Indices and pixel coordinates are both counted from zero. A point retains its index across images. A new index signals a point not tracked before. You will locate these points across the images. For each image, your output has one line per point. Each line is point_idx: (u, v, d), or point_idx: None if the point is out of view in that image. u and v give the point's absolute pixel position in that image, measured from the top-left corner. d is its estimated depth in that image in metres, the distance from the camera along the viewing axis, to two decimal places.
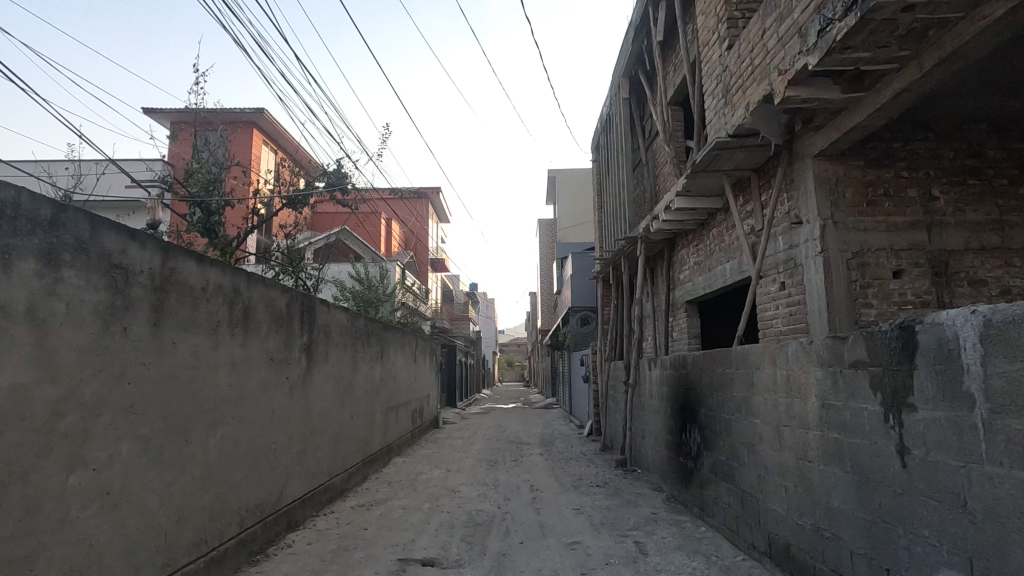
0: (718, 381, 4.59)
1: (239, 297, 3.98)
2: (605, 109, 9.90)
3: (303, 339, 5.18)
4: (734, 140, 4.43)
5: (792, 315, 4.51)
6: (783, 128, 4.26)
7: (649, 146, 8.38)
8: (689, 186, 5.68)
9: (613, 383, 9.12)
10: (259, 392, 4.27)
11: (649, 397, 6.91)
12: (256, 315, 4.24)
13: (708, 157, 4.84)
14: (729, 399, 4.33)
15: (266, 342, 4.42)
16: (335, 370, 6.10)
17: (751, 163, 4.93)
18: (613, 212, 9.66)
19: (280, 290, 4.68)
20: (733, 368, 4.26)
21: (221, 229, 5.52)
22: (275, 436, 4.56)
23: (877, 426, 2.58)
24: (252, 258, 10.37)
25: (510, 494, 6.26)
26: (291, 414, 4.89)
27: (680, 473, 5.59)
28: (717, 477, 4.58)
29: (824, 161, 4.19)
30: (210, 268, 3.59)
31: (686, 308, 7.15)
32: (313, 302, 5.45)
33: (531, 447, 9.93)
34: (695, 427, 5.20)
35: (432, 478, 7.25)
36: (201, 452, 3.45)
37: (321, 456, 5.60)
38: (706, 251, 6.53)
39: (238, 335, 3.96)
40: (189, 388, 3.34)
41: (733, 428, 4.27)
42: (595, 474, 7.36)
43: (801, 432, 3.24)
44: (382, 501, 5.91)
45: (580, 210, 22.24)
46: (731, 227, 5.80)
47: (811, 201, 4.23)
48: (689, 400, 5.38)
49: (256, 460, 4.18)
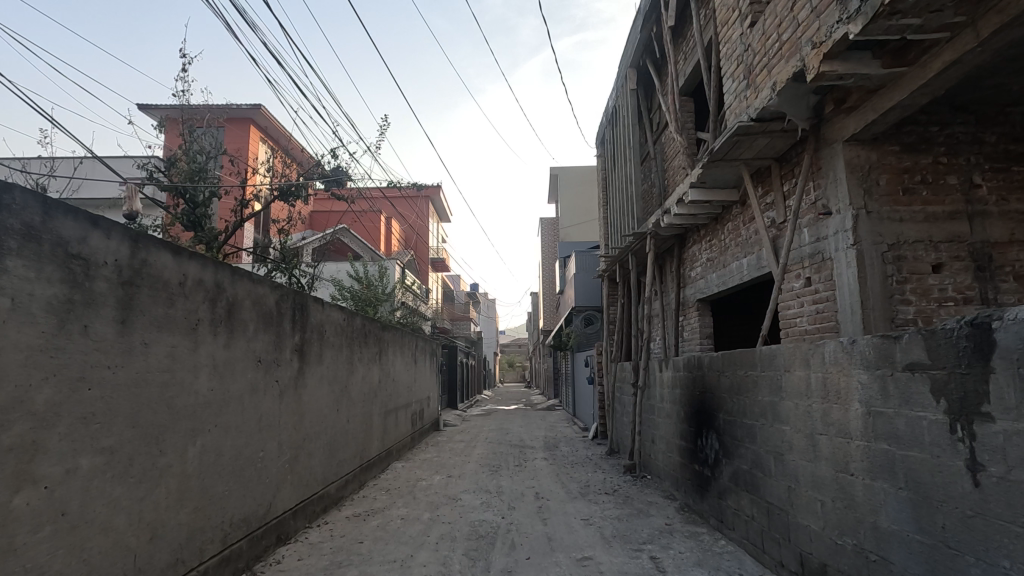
0: (739, 384, 4.26)
1: (223, 293, 3.66)
2: (612, 102, 9.59)
3: (294, 339, 4.86)
4: (758, 125, 4.12)
5: (819, 313, 4.19)
6: (811, 111, 3.95)
7: (659, 138, 8.09)
8: (704, 178, 5.38)
9: (620, 384, 8.81)
10: (245, 397, 3.96)
11: (660, 400, 6.58)
12: (242, 313, 3.92)
13: (728, 144, 4.52)
14: (753, 405, 4.00)
15: (254, 342, 4.10)
16: (329, 372, 5.78)
17: (773, 151, 4.62)
18: (620, 208, 9.35)
19: (269, 288, 4.37)
20: (757, 370, 3.94)
21: (209, 222, 5.17)
22: (265, 444, 4.25)
23: (939, 438, 2.26)
24: (246, 255, 10.05)
25: (515, 502, 5.94)
26: (281, 419, 4.58)
27: (695, 481, 5.26)
28: (738, 488, 4.26)
29: (856, 146, 3.88)
30: (189, 262, 3.28)
31: (698, 306, 6.83)
32: (306, 299, 5.13)
33: (535, 450, 9.61)
34: (712, 432, 4.87)
35: (432, 484, 6.93)
36: (178, 464, 3.14)
37: (314, 464, 5.27)
38: (721, 247, 6.21)
39: (222, 335, 3.65)
40: (164, 394, 3.03)
41: (757, 435, 3.95)
42: (603, 480, 7.03)
43: (841, 442, 2.92)
44: (379, 511, 5.59)
45: (582, 208, 21.91)
46: (748, 220, 5.49)
47: (843, 189, 3.91)
48: (705, 403, 5.05)
49: (242, 470, 3.87)
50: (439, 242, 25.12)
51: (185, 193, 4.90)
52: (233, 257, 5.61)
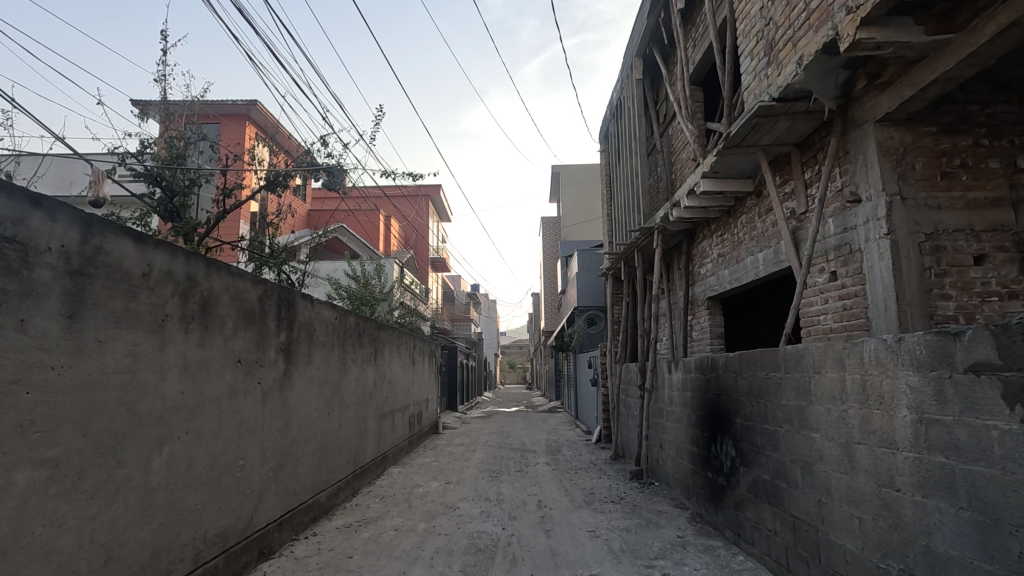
0: (760, 386, 3.93)
1: (195, 287, 3.33)
2: (616, 94, 9.27)
3: (279, 339, 4.52)
4: (781, 105, 3.79)
5: (845, 310, 3.87)
6: (839, 89, 3.63)
7: (666, 130, 7.78)
8: (718, 166, 5.05)
9: (626, 386, 8.47)
10: (223, 400, 3.63)
11: (669, 403, 6.24)
12: (219, 309, 3.59)
13: (746, 128, 4.19)
14: (776, 409, 3.67)
15: (233, 340, 3.77)
16: (319, 373, 5.43)
17: (795, 135, 4.28)
18: (624, 204, 9.02)
19: (251, 282, 4.03)
20: (781, 371, 3.61)
21: (188, 212, 4.83)
22: (246, 451, 3.93)
23: (1012, 451, 1.94)
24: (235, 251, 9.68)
25: (516, 511, 5.60)
26: (265, 425, 4.25)
27: (709, 490, 4.93)
28: (758, 500, 3.93)
29: (889, 127, 3.56)
30: (155, 251, 2.96)
31: (709, 305, 6.51)
32: (292, 295, 4.79)
33: (536, 454, 9.27)
34: (727, 438, 4.54)
35: (429, 491, 6.59)
36: (141, 476, 2.82)
37: (302, 472, 4.94)
38: (734, 241, 5.87)
39: (195, 332, 3.33)
40: (123, 398, 2.71)
41: (780, 443, 3.61)
42: (608, 487, 6.69)
43: (885, 453, 2.58)
44: (373, 521, 5.26)
45: (584, 207, 21.56)
46: (764, 212, 5.17)
47: (874, 174, 3.58)
48: (720, 407, 4.72)
49: (219, 481, 3.55)
50: (439, 242, 24.79)
51: (161, 179, 4.56)
52: (216, 251, 5.26)
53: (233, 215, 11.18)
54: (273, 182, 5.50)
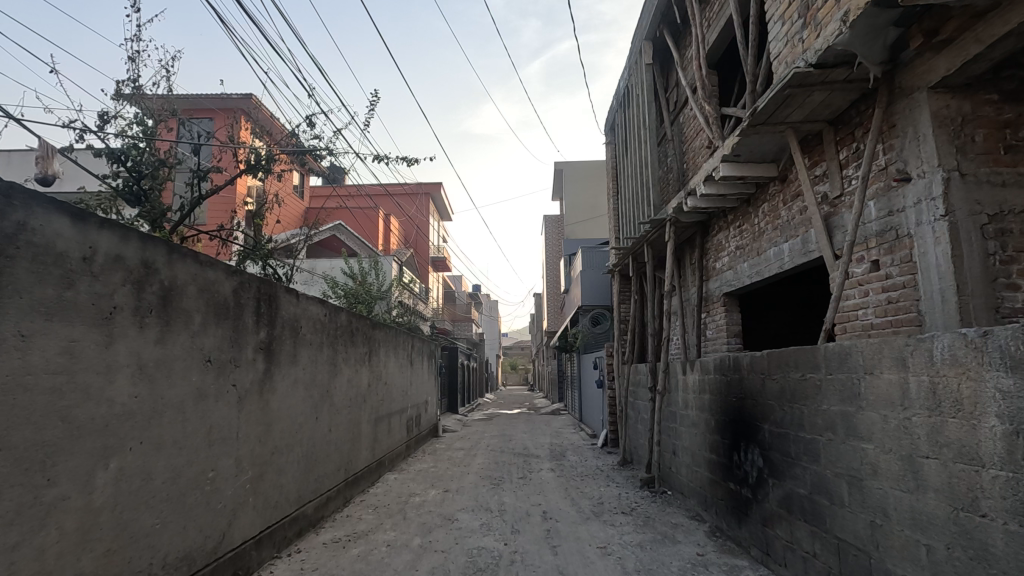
0: (794, 389, 3.49)
1: (154, 275, 2.91)
2: (622, 82, 8.87)
3: (259, 336, 4.10)
4: (818, 73, 3.37)
5: (890, 302, 3.44)
6: (888, 53, 3.21)
7: (677, 117, 7.44)
8: (740, 148, 4.62)
9: (635, 388, 8.04)
10: (189, 405, 3.21)
11: (684, 407, 5.82)
12: (184, 301, 3.18)
13: (776, 101, 3.78)
14: (814, 416, 3.24)
15: (201, 337, 3.35)
16: (305, 375, 5.01)
17: (829, 110, 3.87)
18: (632, 196, 8.59)
19: (224, 272, 3.62)
20: (822, 372, 3.17)
21: (158, 197, 4.36)
22: (219, 462, 3.51)
23: None
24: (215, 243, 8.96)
25: (518, 524, 5.17)
26: (242, 432, 3.82)
27: (731, 502, 4.50)
28: (792, 518, 3.49)
29: (945, 94, 3.14)
30: (100, 232, 2.54)
31: (726, 301, 6.10)
32: (273, 288, 4.37)
33: (540, 460, 8.84)
34: (753, 446, 4.11)
35: (427, 500, 6.16)
36: (80, 495, 2.40)
37: (286, 483, 4.52)
38: (754, 232, 5.45)
39: (154, 328, 2.91)
40: (56, 403, 2.29)
41: (821, 453, 3.18)
42: (617, 496, 6.26)
43: (964, 471, 2.16)
44: (363, 535, 4.84)
45: (587, 204, 21.13)
46: (790, 198, 4.74)
47: (928, 148, 3.15)
48: (744, 411, 4.29)
49: (183, 497, 3.13)
50: (439, 241, 24.32)
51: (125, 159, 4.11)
52: (190, 240, 4.80)
53: (227, 192, 10.94)
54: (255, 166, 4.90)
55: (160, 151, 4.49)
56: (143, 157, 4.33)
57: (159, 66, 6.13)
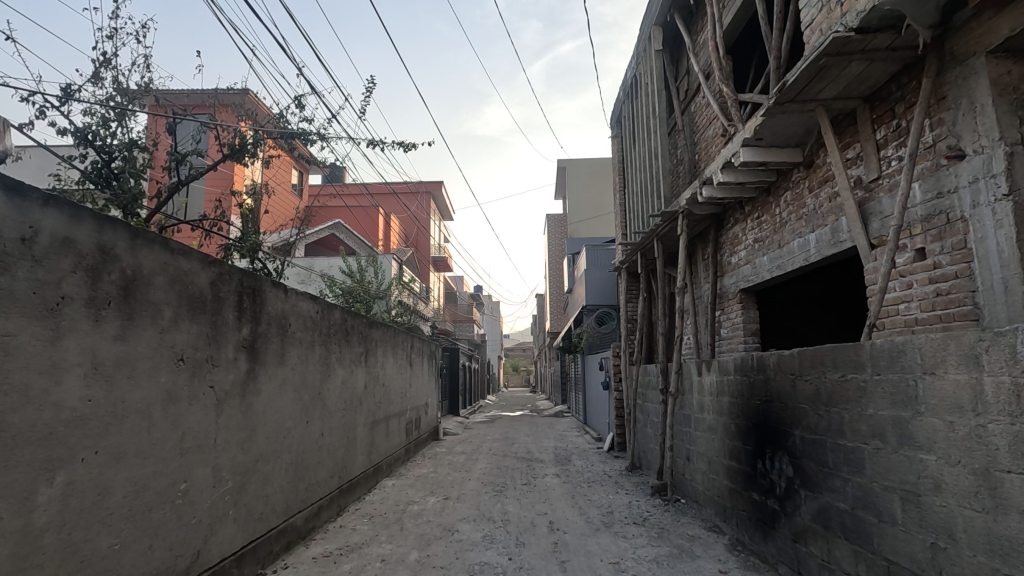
0: (832, 391, 3.13)
1: (113, 261, 2.57)
2: (630, 71, 8.54)
3: (241, 333, 3.76)
4: (859, 39, 3.05)
5: (940, 295, 3.08)
6: (941, 14, 2.86)
7: (689, 106, 7.12)
8: (763, 131, 4.28)
9: (644, 390, 7.69)
10: (157, 409, 2.87)
11: (699, 410, 5.46)
12: (152, 293, 2.85)
13: (808, 74, 3.44)
14: (858, 422, 2.89)
15: (173, 333, 3.01)
16: (294, 376, 4.66)
17: (866, 84, 3.53)
18: (640, 190, 8.23)
19: (200, 262, 3.28)
20: (868, 372, 2.81)
21: (129, 180, 4.04)
22: (193, 472, 3.17)
23: None
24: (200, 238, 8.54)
25: (523, 536, 4.82)
26: (221, 438, 3.48)
27: (755, 514, 4.15)
28: (830, 535, 3.14)
29: (1005, 59, 2.79)
30: (43, 210, 2.21)
31: (742, 298, 5.76)
32: (257, 281, 4.03)
33: (544, 465, 8.48)
34: (781, 453, 3.76)
35: (425, 509, 5.80)
36: (17, 515, 2.06)
37: (272, 493, 4.18)
38: (775, 223, 5.10)
39: (113, 322, 2.57)
40: None
41: (867, 464, 2.82)
42: (627, 505, 5.90)
43: None
44: (356, 549, 4.49)
45: (592, 202, 20.80)
46: (818, 185, 4.39)
47: (986, 119, 2.80)
48: (770, 415, 3.93)
49: (148, 512, 2.78)
50: (443, 242, 24.24)
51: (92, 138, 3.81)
52: (168, 228, 4.47)
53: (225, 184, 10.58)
54: (239, 149, 4.56)
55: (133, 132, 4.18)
56: (114, 138, 4.04)
57: (139, 49, 5.79)
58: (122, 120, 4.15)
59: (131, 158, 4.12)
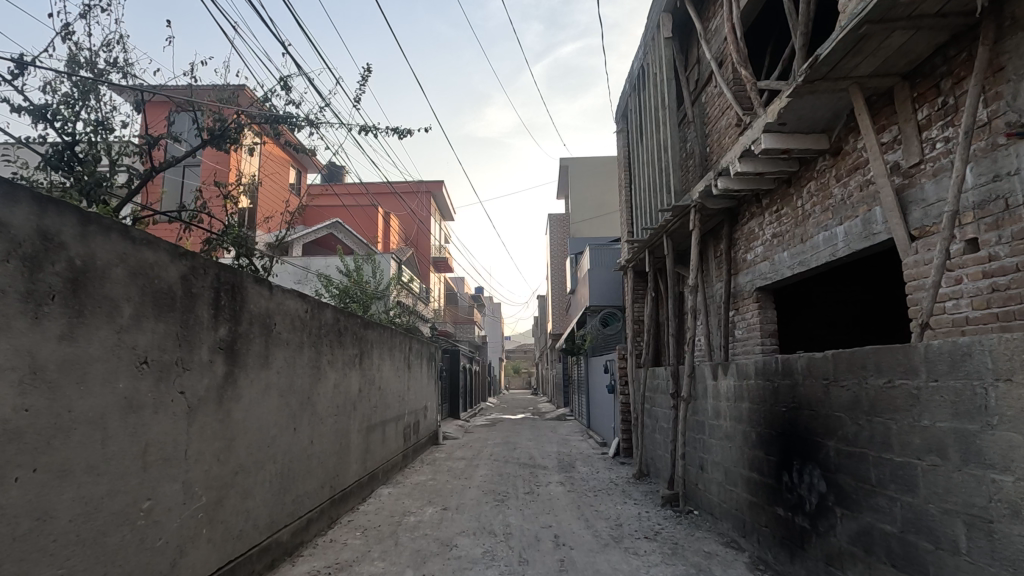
0: (876, 400, 2.79)
1: (59, 251, 2.25)
2: (637, 62, 8.23)
3: (217, 334, 3.42)
4: (908, 3, 2.71)
5: (997, 291, 2.73)
6: None
7: (699, 96, 6.81)
8: (788, 114, 3.93)
9: (652, 394, 7.34)
10: (114, 418, 2.53)
11: (714, 417, 5.11)
12: (109, 287, 2.52)
13: (844, 46, 3.09)
14: (909, 434, 2.55)
15: (134, 333, 2.67)
16: (279, 380, 4.32)
17: (907, 57, 3.19)
18: (648, 185, 7.91)
19: (168, 254, 2.94)
20: (922, 378, 2.47)
21: (86, 164, 3.86)
22: (159, 489, 2.83)
23: None
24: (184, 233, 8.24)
25: (527, 553, 4.48)
26: (193, 449, 3.15)
27: (779, 532, 3.81)
28: (872, 560, 2.79)
29: None
30: None
31: (759, 297, 5.42)
32: (237, 275, 3.69)
33: (548, 471, 8.14)
34: (811, 465, 3.41)
35: (422, 521, 5.46)
36: None
37: (254, 507, 3.83)
38: (797, 216, 4.76)
39: (56, 320, 2.24)
40: None
41: (922, 482, 2.47)
42: (637, 516, 5.56)
43: None
44: (346, 567, 4.14)
45: (595, 201, 20.47)
46: (848, 173, 4.04)
47: None
48: (798, 425, 3.58)
49: (102, 537, 2.44)
50: (444, 242, 23.94)
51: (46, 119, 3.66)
52: (139, 216, 4.27)
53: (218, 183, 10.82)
54: (221, 134, 4.28)
55: (95, 114, 4.01)
56: (74, 120, 3.88)
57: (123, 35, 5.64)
58: (87, 99, 3.96)
59: (95, 140, 3.92)
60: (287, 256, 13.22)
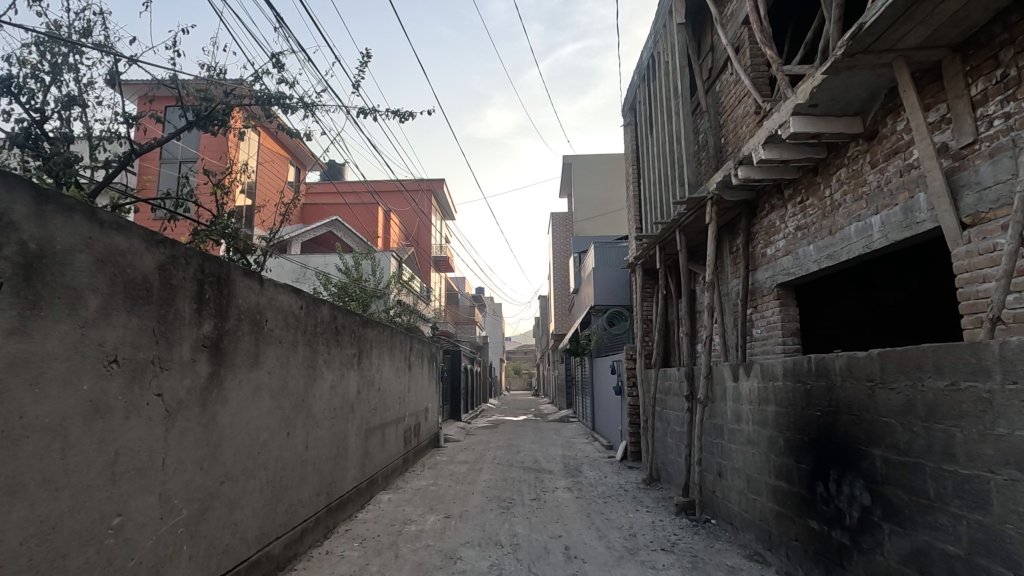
0: (936, 405, 2.48)
1: (8, 233, 1.95)
2: (647, 51, 7.96)
3: (201, 330, 3.12)
4: None
5: None
6: None
7: (714, 85, 6.52)
8: (821, 94, 3.63)
9: (664, 395, 7.03)
10: (77, 425, 2.23)
11: (735, 420, 4.81)
12: (72, 276, 2.22)
13: (894, 11, 2.78)
14: (980, 443, 2.25)
15: (101, 327, 2.37)
16: (270, 381, 4.01)
17: (962, 25, 2.89)
18: (658, 178, 7.61)
19: (143, 241, 2.64)
20: (998, 380, 2.17)
21: (54, 145, 3.72)
22: (131, 503, 2.53)
23: None
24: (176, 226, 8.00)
25: (536, 567, 4.17)
26: (173, 457, 2.85)
27: (813, 546, 3.50)
28: None
29: None
30: None
31: (781, 294, 5.12)
32: (223, 267, 3.39)
33: (554, 476, 7.83)
34: (852, 476, 3.10)
35: (424, 530, 5.15)
36: None
37: (242, 519, 3.53)
38: (824, 207, 4.46)
39: (4, 312, 1.93)
40: None
41: (999, 499, 2.16)
42: (651, 525, 5.25)
43: None
44: None
45: (598, 200, 20.16)
46: (886, 157, 3.73)
47: None
48: (836, 431, 3.28)
49: (62, 560, 2.14)
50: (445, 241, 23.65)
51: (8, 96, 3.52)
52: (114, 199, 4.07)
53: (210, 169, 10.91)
54: (205, 115, 3.99)
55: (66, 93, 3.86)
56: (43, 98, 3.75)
57: None
58: (58, 74, 3.82)
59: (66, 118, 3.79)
60: (286, 254, 12.94)
